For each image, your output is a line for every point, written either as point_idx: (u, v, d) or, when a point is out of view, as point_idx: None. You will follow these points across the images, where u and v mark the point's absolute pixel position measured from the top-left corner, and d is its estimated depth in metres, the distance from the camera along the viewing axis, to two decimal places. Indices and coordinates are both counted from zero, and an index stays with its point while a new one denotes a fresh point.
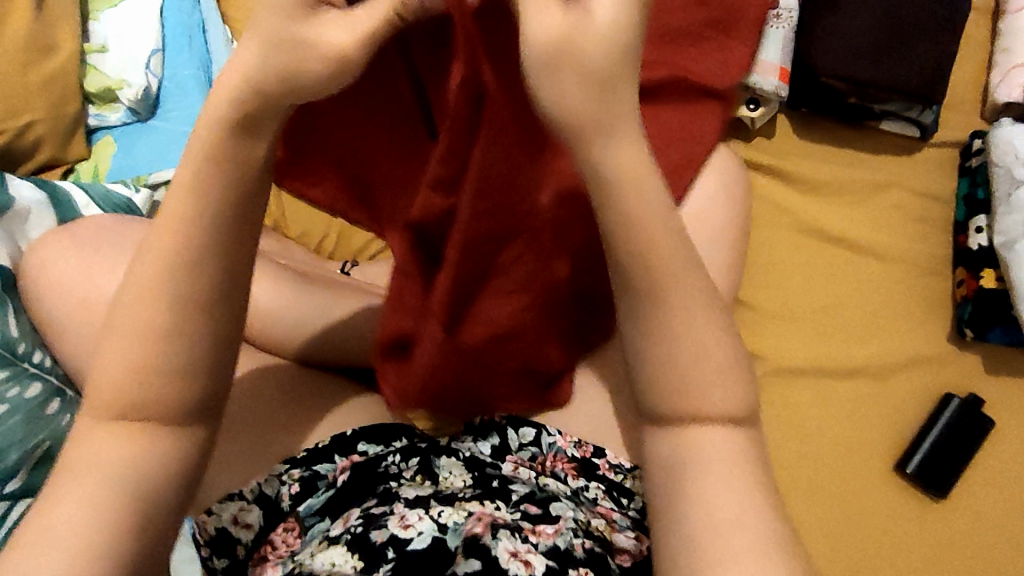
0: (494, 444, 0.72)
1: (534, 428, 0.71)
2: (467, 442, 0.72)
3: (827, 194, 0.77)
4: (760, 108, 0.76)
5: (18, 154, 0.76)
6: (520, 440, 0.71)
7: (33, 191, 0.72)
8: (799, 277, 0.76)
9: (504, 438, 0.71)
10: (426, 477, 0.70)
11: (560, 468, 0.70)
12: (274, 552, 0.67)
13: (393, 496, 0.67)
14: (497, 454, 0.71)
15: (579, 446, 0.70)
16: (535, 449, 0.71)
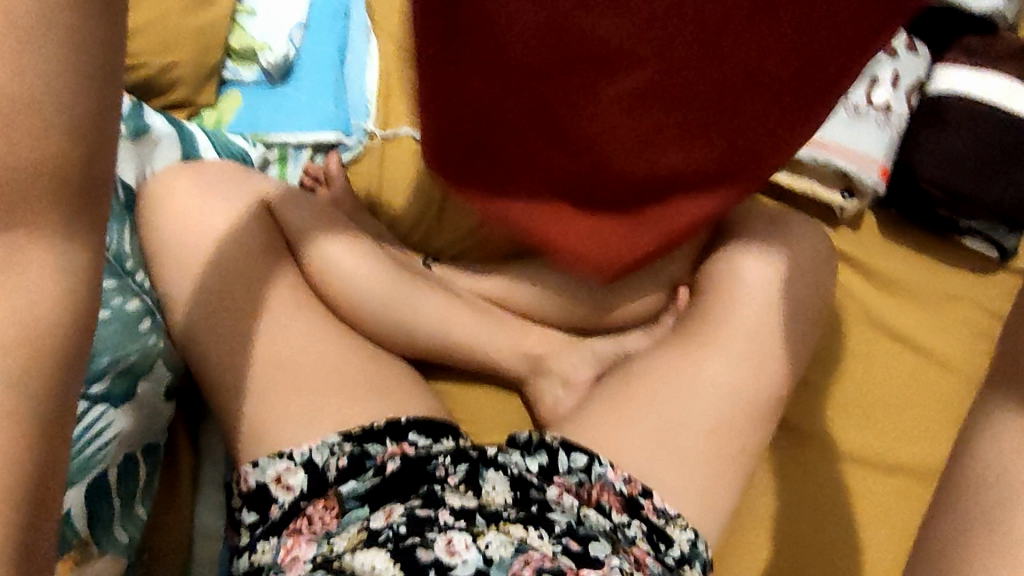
0: (541, 463, 0.73)
1: (586, 456, 0.72)
2: (515, 457, 0.73)
3: (897, 295, 0.81)
4: (854, 200, 0.79)
5: (157, 88, 0.80)
6: (570, 464, 0.72)
7: (165, 125, 0.74)
8: (861, 368, 0.78)
9: (553, 459, 0.73)
10: (470, 488, 0.70)
11: (606, 499, 0.70)
12: (309, 527, 0.67)
13: (440, 503, 0.66)
14: (543, 474, 0.72)
15: (628, 483, 0.70)
16: (583, 476, 0.71)
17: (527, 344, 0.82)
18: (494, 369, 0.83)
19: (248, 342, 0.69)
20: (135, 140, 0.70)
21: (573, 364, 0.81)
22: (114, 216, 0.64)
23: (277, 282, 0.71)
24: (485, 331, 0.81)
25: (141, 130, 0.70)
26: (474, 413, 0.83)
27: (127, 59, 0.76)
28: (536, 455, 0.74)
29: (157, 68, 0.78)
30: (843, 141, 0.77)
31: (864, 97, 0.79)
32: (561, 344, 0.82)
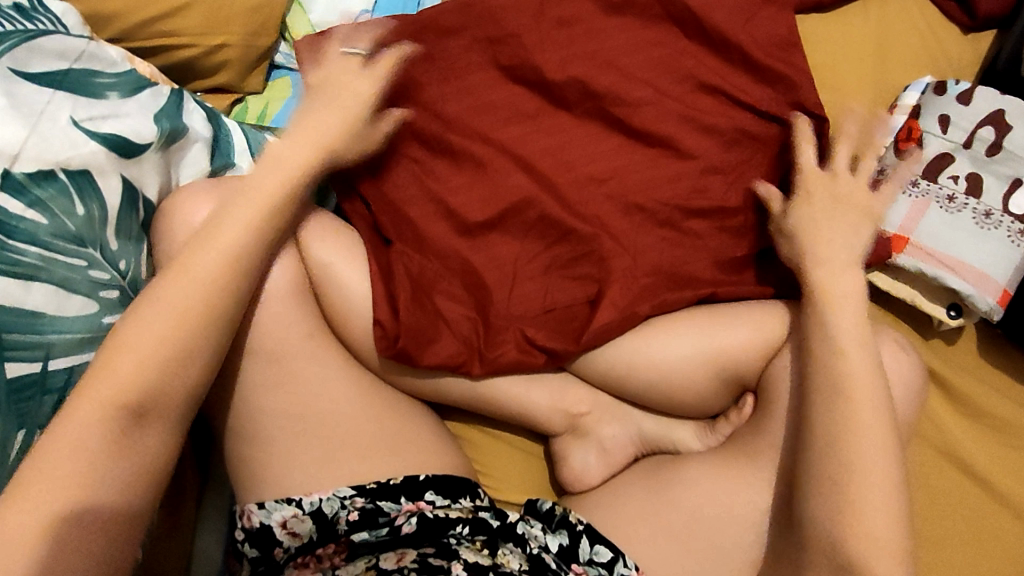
0: (562, 544, 0.67)
1: (611, 552, 0.65)
2: (535, 530, 0.68)
3: (984, 423, 0.72)
4: (960, 317, 0.69)
5: (200, 69, 0.72)
6: (591, 555, 0.65)
7: (202, 123, 0.68)
8: (923, 498, 0.71)
9: (575, 544, 0.66)
10: (486, 547, 0.67)
11: None
12: (315, 565, 0.65)
13: (454, 554, 0.65)
14: (562, 558, 0.66)
15: None
16: (603, 571, 0.65)
17: (569, 402, 0.74)
18: (531, 423, 0.75)
19: (260, 386, 0.63)
20: (167, 144, 0.63)
21: (614, 435, 0.74)
22: (133, 234, 0.59)
23: (300, 324, 0.64)
24: (523, 388, 0.73)
25: (176, 130, 0.64)
26: (494, 465, 0.78)
27: (170, 39, 0.69)
28: (557, 533, 0.67)
29: (203, 49, 0.70)
30: (963, 256, 0.67)
31: (1000, 202, 0.68)
32: (605, 409, 0.74)
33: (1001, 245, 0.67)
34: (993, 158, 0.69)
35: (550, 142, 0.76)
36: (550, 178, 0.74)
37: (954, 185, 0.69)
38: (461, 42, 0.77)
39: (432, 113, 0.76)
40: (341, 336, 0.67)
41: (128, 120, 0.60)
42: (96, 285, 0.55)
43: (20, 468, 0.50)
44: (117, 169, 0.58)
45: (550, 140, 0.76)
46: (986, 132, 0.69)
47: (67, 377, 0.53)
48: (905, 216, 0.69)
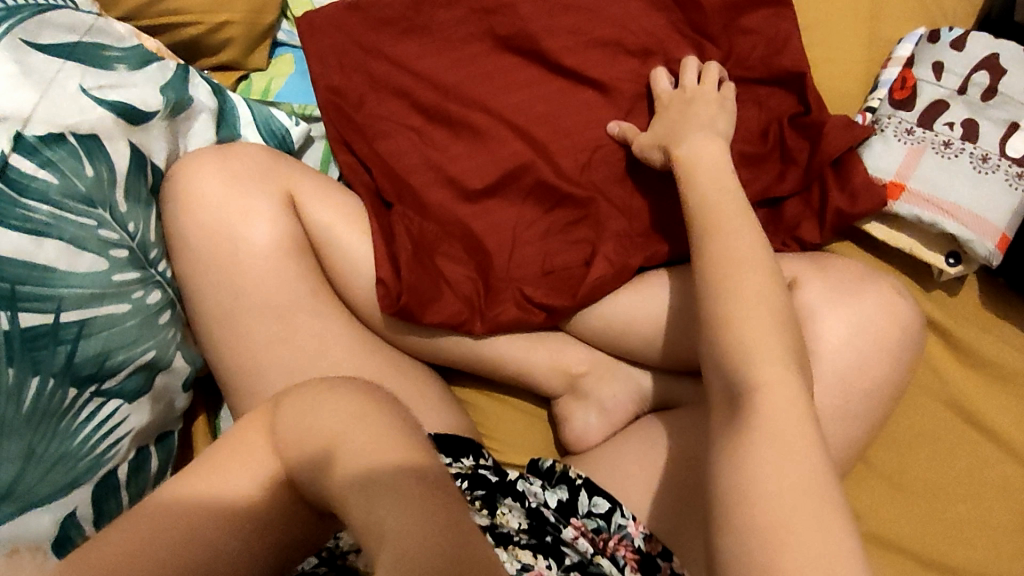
0: (562, 499, 0.67)
1: (608, 503, 0.65)
2: (535, 487, 0.67)
3: (984, 375, 0.72)
4: (960, 265, 0.69)
5: (204, 47, 0.74)
6: (590, 507, 0.66)
7: (208, 96, 0.71)
8: (925, 451, 0.71)
9: (574, 497, 0.66)
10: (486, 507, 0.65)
11: (621, 554, 0.63)
12: None
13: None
14: (562, 512, 0.66)
15: (648, 540, 0.64)
16: (601, 523, 0.65)
17: (568, 362, 0.75)
18: (531, 384, 0.77)
19: (264, 347, 0.64)
20: (174, 114, 0.66)
21: (614, 393, 0.75)
22: (141, 198, 0.62)
23: (301, 286, 0.66)
24: (524, 347, 0.74)
25: (182, 101, 0.67)
26: (495, 427, 0.79)
27: (174, 15, 0.71)
28: (557, 489, 0.67)
29: (207, 26, 0.72)
30: (959, 200, 0.67)
31: (997, 146, 0.68)
32: (604, 366, 0.76)
33: (999, 187, 0.67)
34: (988, 102, 0.69)
35: (543, 107, 0.77)
36: (549, 144, 0.75)
37: (950, 131, 0.69)
38: (458, 17, 0.79)
39: (431, 84, 0.77)
40: (343, 298, 0.69)
41: (134, 89, 0.63)
42: (106, 243, 0.58)
43: (36, 415, 0.52)
44: (124, 135, 0.61)
45: (545, 104, 0.77)
46: (980, 76, 0.69)
47: (78, 329, 0.55)
48: (901, 164, 0.69)
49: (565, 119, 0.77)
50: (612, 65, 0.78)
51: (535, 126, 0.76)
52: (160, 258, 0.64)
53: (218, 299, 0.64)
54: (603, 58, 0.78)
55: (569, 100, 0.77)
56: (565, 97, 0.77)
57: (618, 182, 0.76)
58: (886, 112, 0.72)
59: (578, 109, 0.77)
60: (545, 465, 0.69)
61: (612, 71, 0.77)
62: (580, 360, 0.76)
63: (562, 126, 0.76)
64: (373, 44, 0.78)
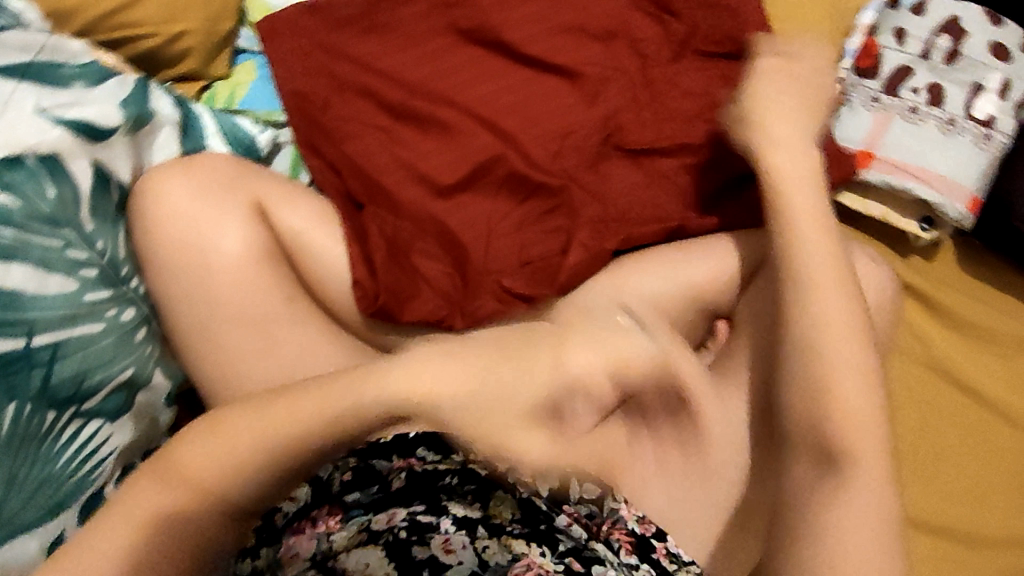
0: (555, 490, 0.61)
1: (599, 489, 0.62)
2: (529, 480, 0.61)
3: (966, 335, 0.72)
4: (932, 230, 0.70)
5: (164, 58, 0.73)
6: (581, 494, 0.61)
7: (170, 108, 0.70)
8: (910, 413, 0.72)
9: (566, 486, 0.61)
10: (477, 500, 0.62)
11: (615, 538, 0.61)
12: (312, 527, 0.59)
13: (442, 508, 0.61)
14: (555, 502, 0.61)
15: (640, 522, 0.61)
16: (594, 508, 0.61)
17: None
18: None
19: (244, 355, 0.63)
20: (135, 129, 0.66)
21: None
22: (107, 215, 0.62)
23: (276, 292, 0.65)
24: None
25: (143, 116, 0.66)
26: None
27: (131, 28, 0.70)
28: (552, 479, 0.61)
29: (165, 37, 0.71)
30: (930, 164, 0.67)
31: (963, 109, 0.68)
32: None
33: (968, 150, 0.67)
34: (952, 65, 0.69)
35: (508, 97, 0.77)
36: (518, 136, 0.75)
37: (916, 96, 0.69)
38: (418, 13, 0.78)
39: (395, 82, 0.76)
40: (321, 302, 0.69)
41: (93, 106, 0.63)
42: (74, 263, 0.58)
43: (14, 440, 0.52)
44: (85, 153, 0.60)
45: (512, 94, 0.77)
46: (943, 40, 0.69)
47: (51, 351, 0.55)
48: (869, 132, 0.69)
49: (530, 108, 0.76)
50: (576, 50, 0.77)
51: (502, 117, 0.76)
52: (131, 276, 0.63)
53: (193, 311, 0.63)
54: (565, 42, 0.77)
55: (535, 89, 0.77)
56: (531, 86, 0.77)
57: (590, 168, 0.75)
58: (853, 81, 0.71)
59: (543, 97, 0.77)
60: (542, 453, 0.62)
61: (575, 56, 0.77)
62: None
63: (530, 115, 0.76)
64: (334, 45, 0.77)
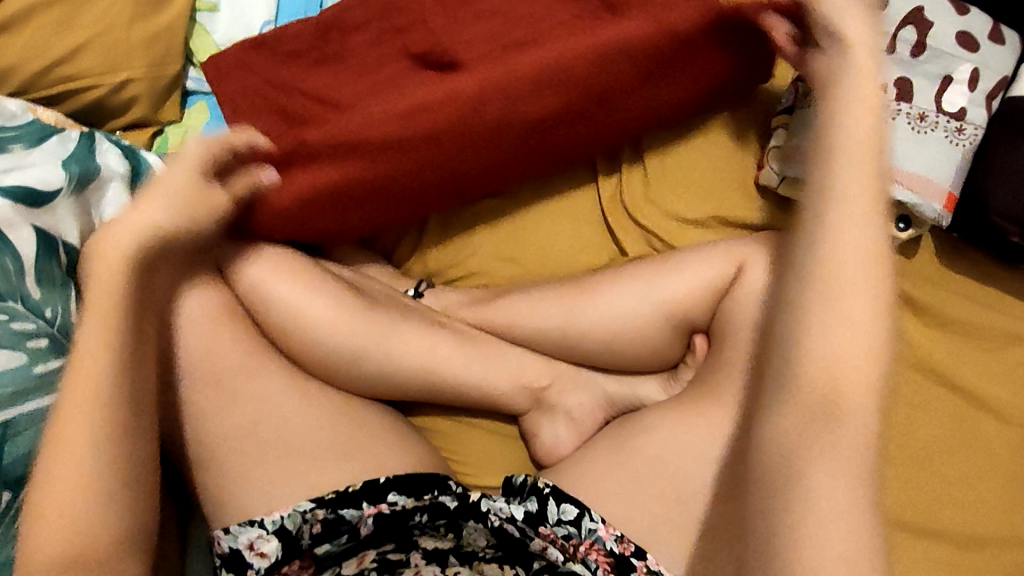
0: (529, 511, 0.65)
1: (577, 508, 0.64)
2: (500, 503, 0.66)
3: (952, 334, 0.70)
4: (911, 229, 0.67)
5: (110, 108, 0.71)
6: (559, 515, 0.64)
7: (118, 161, 0.67)
8: (900, 415, 0.69)
9: (542, 508, 0.65)
10: (450, 530, 0.68)
11: (593, 558, 0.63)
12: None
13: (413, 544, 0.67)
14: (529, 523, 0.65)
15: (620, 542, 0.63)
16: (571, 529, 0.64)
17: (529, 376, 0.73)
18: (496, 403, 0.74)
19: (209, 410, 0.63)
20: (79, 188, 0.63)
21: (580, 402, 0.73)
22: (55, 281, 0.59)
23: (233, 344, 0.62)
24: (480, 371, 0.72)
25: (88, 173, 0.64)
26: (466, 451, 0.77)
27: (71, 81, 0.68)
28: (526, 501, 0.66)
29: (108, 87, 0.69)
30: (903, 165, 0.64)
31: (933, 103, 0.65)
32: (566, 376, 0.74)
33: (941, 147, 0.65)
34: (920, 57, 0.66)
35: (449, 107, 0.71)
36: (479, 136, 0.72)
37: (885, 93, 0.66)
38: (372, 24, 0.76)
39: (352, 94, 0.74)
40: (285, 348, 0.67)
41: (34, 170, 0.61)
42: (22, 336, 0.56)
43: None
44: (27, 220, 0.59)
45: (453, 106, 0.71)
46: (907, 32, 0.66)
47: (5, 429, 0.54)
48: None
49: (475, 120, 0.72)
50: (515, 52, 0.72)
51: (445, 133, 0.71)
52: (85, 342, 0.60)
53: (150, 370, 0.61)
54: (503, 44, 0.73)
55: (479, 99, 0.71)
56: (473, 95, 0.71)
57: None
58: (818, 81, 0.68)
59: (484, 106, 0.71)
60: (516, 481, 0.67)
61: (511, 59, 0.72)
62: (540, 374, 0.74)
63: (474, 129, 0.72)
64: (282, 82, 0.75)
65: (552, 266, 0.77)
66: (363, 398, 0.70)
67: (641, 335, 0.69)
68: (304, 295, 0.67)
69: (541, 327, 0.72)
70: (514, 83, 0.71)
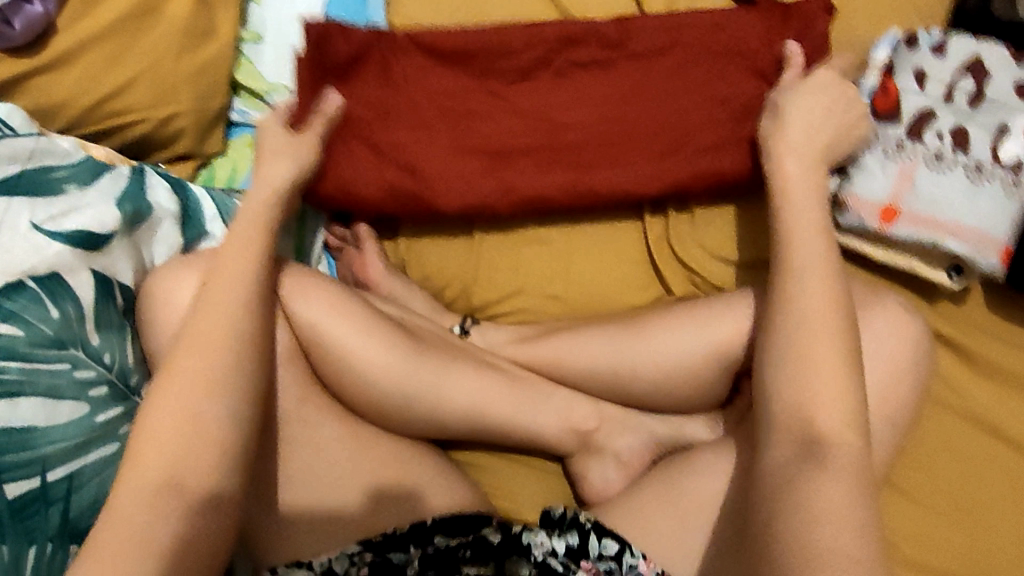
0: (570, 545, 0.66)
1: (617, 543, 0.65)
2: (542, 537, 0.66)
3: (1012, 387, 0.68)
4: (962, 278, 0.68)
5: (156, 142, 0.71)
6: (600, 550, 0.65)
7: (167, 198, 0.67)
8: (957, 467, 0.67)
9: (584, 543, 0.65)
10: (493, 563, 0.65)
11: None
12: None
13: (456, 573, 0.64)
14: (571, 557, 0.65)
15: None
16: (613, 565, 0.65)
17: (577, 418, 0.73)
18: (542, 445, 0.74)
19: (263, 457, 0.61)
20: (132, 226, 0.63)
21: (628, 444, 0.73)
22: (113, 324, 0.59)
23: None
24: (528, 411, 0.72)
25: (140, 211, 0.64)
26: (508, 488, 0.77)
27: (122, 116, 0.67)
28: (566, 535, 0.66)
29: (156, 121, 0.69)
30: (956, 215, 0.65)
31: (989, 153, 0.65)
32: (614, 419, 0.73)
33: (996, 197, 0.65)
34: (977, 107, 0.66)
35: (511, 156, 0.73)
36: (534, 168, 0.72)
37: (940, 141, 0.66)
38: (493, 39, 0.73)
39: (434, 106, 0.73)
40: (335, 388, 0.67)
41: (89, 211, 0.60)
42: (84, 385, 0.55)
43: None
44: (85, 264, 0.58)
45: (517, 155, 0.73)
46: (965, 82, 0.67)
47: (67, 485, 0.53)
48: (894, 185, 0.66)
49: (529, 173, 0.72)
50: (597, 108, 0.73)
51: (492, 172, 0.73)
52: (140, 384, 0.60)
53: None
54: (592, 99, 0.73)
55: (543, 149, 0.73)
56: (543, 149, 0.73)
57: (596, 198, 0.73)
58: (873, 129, 0.69)
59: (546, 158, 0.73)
60: (556, 513, 0.67)
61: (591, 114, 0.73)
62: (586, 416, 0.73)
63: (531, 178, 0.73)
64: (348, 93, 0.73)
65: (599, 297, 0.78)
66: (410, 437, 0.71)
67: (691, 380, 0.69)
68: (355, 339, 0.65)
69: (587, 365, 0.72)
70: (585, 136, 0.72)
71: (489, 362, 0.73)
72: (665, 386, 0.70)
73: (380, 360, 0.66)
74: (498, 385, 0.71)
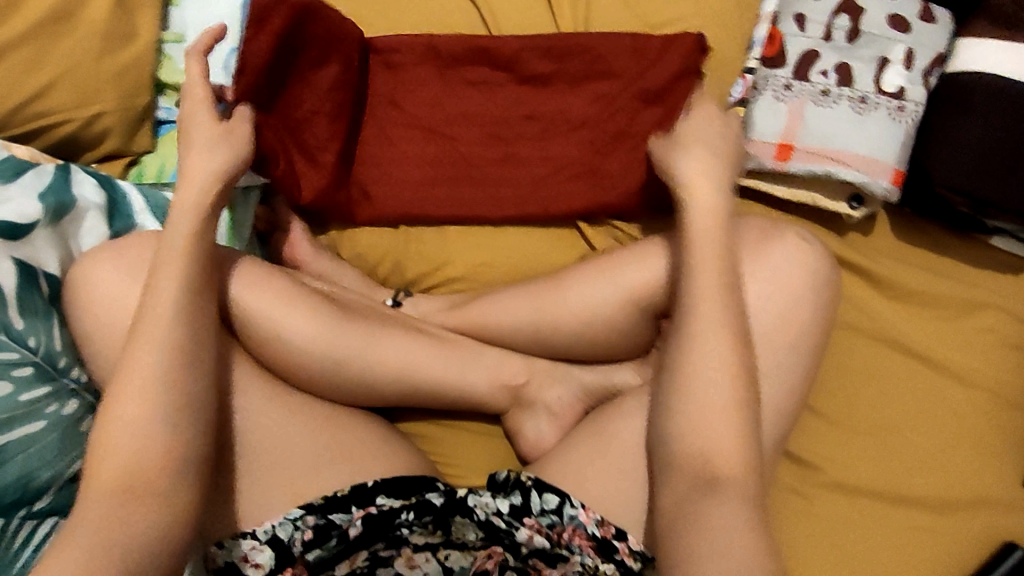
0: (514, 504, 0.66)
1: (557, 496, 0.65)
2: (485, 498, 0.67)
3: (915, 305, 0.72)
4: (864, 206, 0.70)
5: (83, 142, 0.73)
6: (542, 505, 0.66)
7: (94, 191, 0.70)
8: (869, 388, 0.70)
9: (526, 500, 0.66)
10: (439, 527, 0.67)
11: (577, 544, 0.65)
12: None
13: (403, 540, 0.67)
14: (515, 515, 0.66)
15: (600, 525, 0.64)
16: (554, 518, 0.65)
17: (507, 375, 0.75)
18: (476, 404, 0.76)
19: None
20: (58, 217, 0.66)
21: (559, 396, 0.75)
22: (38, 311, 0.61)
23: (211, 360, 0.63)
24: (460, 371, 0.74)
25: (65, 203, 0.66)
26: (451, 453, 0.79)
27: (47, 117, 0.70)
28: (509, 495, 0.67)
29: (80, 121, 0.71)
30: (847, 144, 0.68)
31: (872, 85, 0.69)
32: (544, 372, 0.75)
33: (885, 122, 0.68)
34: (855, 43, 0.69)
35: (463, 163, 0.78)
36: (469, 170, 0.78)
37: (826, 79, 0.69)
38: (469, 58, 0.78)
39: (410, 125, 0.79)
40: (269, 364, 0.68)
41: (10, 204, 0.63)
42: (8, 365, 0.58)
43: None
44: (7, 253, 0.61)
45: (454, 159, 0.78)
46: (842, 20, 0.70)
47: None
48: (786, 121, 0.69)
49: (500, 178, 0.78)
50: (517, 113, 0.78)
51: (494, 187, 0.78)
52: (66, 366, 0.61)
53: None
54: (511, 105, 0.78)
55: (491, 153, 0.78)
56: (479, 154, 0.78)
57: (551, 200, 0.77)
58: (763, 73, 0.72)
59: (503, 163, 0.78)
60: (500, 476, 0.68)
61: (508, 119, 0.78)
62: (517, 373, 0.75)
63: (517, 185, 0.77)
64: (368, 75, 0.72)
65: (524, 260, 0.80)
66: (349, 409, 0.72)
67: (614, 327, 0.71)
68: (280, 310, 0.68)
69: (512, 324, 0.74)
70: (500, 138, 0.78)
71: (416, 326, 0.75)
72: (589, 335, 0.72)
73: (303, 329, 0.68)
74: (428, 350, 0.73)
